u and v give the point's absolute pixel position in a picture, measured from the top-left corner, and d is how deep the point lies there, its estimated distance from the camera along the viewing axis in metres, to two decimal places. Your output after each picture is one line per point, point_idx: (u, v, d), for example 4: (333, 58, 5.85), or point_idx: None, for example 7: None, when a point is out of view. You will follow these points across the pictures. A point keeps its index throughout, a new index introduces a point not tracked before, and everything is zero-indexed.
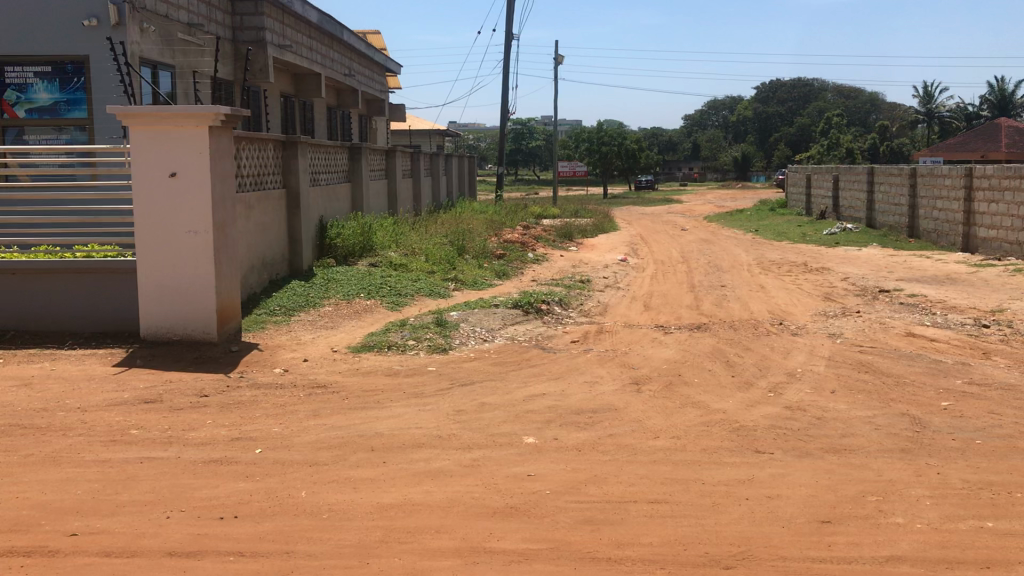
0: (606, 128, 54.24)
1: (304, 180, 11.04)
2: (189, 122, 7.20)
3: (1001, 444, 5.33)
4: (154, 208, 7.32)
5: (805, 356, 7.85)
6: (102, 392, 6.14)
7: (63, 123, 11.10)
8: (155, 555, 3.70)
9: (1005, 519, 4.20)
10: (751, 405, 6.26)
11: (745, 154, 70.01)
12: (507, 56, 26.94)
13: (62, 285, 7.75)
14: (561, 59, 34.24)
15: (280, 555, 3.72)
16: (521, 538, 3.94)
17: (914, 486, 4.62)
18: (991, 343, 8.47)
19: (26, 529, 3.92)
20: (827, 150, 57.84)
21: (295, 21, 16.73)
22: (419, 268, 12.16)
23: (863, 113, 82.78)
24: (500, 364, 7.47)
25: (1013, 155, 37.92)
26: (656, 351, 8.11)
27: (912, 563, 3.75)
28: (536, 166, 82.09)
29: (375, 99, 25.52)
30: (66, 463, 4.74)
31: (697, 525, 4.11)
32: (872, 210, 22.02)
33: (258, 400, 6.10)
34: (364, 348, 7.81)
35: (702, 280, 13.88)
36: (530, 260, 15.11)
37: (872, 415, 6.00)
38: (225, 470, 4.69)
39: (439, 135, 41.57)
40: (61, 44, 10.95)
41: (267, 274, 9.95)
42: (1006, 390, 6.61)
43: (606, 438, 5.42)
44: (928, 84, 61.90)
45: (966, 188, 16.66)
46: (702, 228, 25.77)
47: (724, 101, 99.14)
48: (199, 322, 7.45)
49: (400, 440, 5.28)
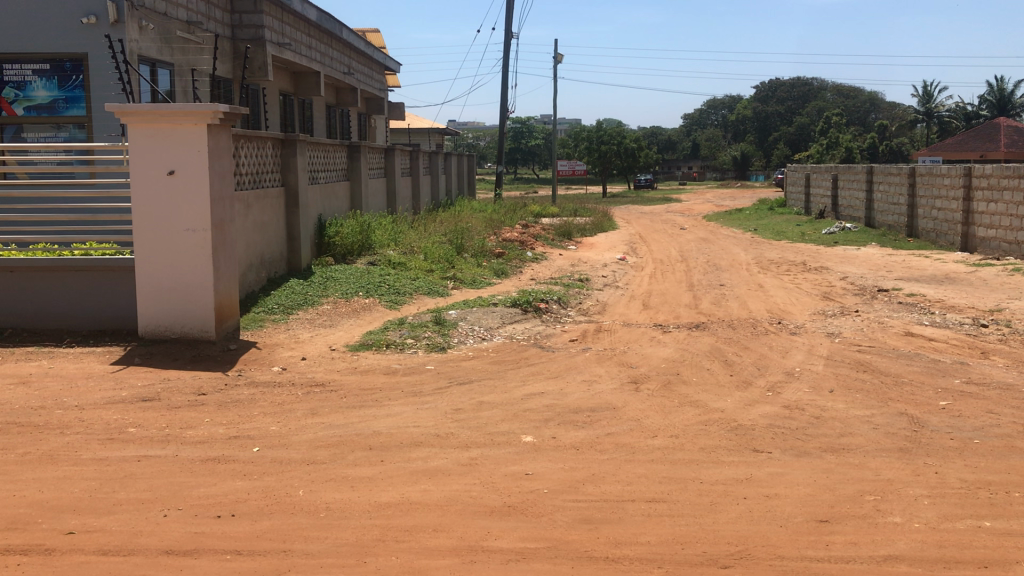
0: (605, 127, 54.14)
1: (303, 178, 11.02)
2: (188, 120, 7.18)
3: (998, 444, 5.33)
4: (152, 207, 7.31)
5: (803, 356, 7.85)
6: (99, 390, 6.12)
7: (62, 120, 11.07)
8: (152, 554, 3.69)
9: (1003, 518, 4.20)
10: (749, 404, 6.25)
11: (744, 153, 69.96)
12: (506, 56, 26.95)
13: (62, 284, 7.74)
14: (561, 58, 34.22)
15: (277, 554, 3.71)
16: (519, 537, 3.93)
17: (913, 486, 4.61)
18: (989, 343, 8.48)
19: (22, 527, 3.91)
20: (827, 150, 57.72)
21: (295, 19, 16.73)
22: (417, 266, 12.12)
23: (863, 113, 82.76)
24: (499, 363, 7.44)
25: (1012, 155, 37.90)
26: (655, 350, 8.09)
27: (910, 562, 3.75)
28: (535, 165, 81.90)
29: (374, 97, 25.50)
30: (64, 461, 4.73)
31: (695, 524, 4.11)
32: (871, 209, 22.00)
33: (255, 399, 6.10)
34: (363, 347, 7.79)
35: (700, 279, 13.87)
36: (529, 259, 15.09)
37: (870, 415, 6.00)
38: (223, 469, 4.69)
39: (438, 133, 41.60)
40: (61, 42, 10.95)
41: (265, 273, 9.94)
42: (1004, 390, 6.61)
43: (605, 437, 5.41)
44: (928, 84, 60.06)
45: (966, 188, 16.63)
46: (702, 228, 25.74)
47: (724, 101, 99.06)
48: (198, 321, 7.44)
49: (398, 439, 5.27)
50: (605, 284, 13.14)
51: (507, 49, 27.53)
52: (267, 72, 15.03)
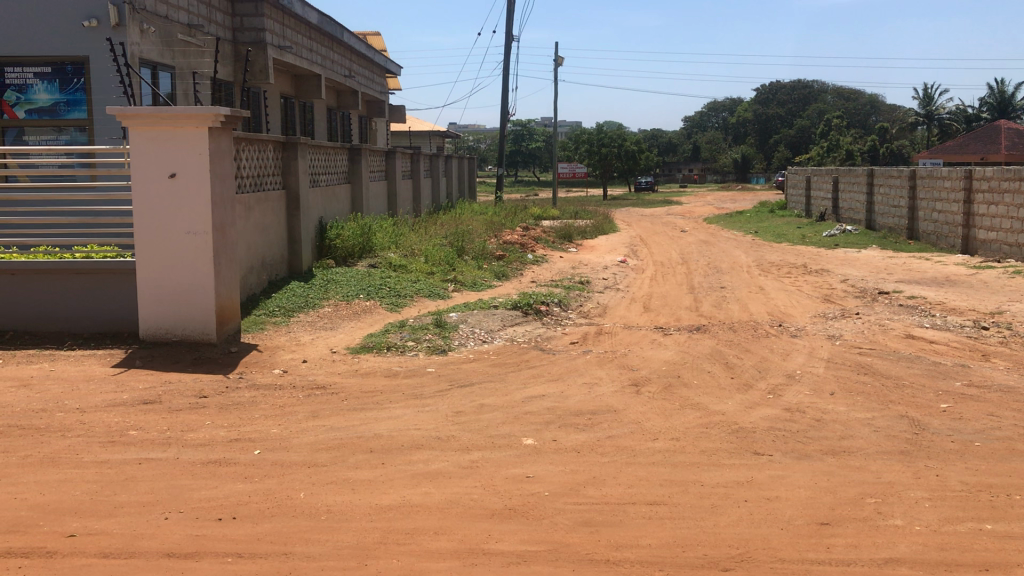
0: (605, 130, 54.15)
1: (304, 180, 11.04)
2: (188, 123, 7.20)
3: (999, 446, 5.34)
4: (153, 210, 7.33)
5: (804, 358, 7.85)
6: (101, 393, 6.13)
7: (63, 123, 11.11)
8: (153, 556, 3.69)
9: (1004, 521, 4.20)
10: (750, 407, 6.26)
11: (745, 156, 70.09)
12: (506, 59, 27.15)
13: (62, 286, 7.75)
14: (561, 61, 34.24)
15: (278, 556, 3.71)
16: (520, 540, 3.94)
17: (914, 489, 4.61)
18: (991, 345, 8.48)
19: (23, 530, 3.91)
20: (828, 152, 57.69)
21: (296, 22, 16.75)
22: (418, 269, 12.13)
23: (863, 115, 82.84)
24: (500, 365, 7.45)
25: (1012, 157, 37.96)
26: (656, 352, 8.10)
27: (910, 565, 3.75)
28: (536, 168, 81.93)
29: (375, 100, 25.55)
30: (65, 464, 4.74)
31: (696, 527, 4.11)
32: (871, 212, 22.01)
33: (256, 401, 6.10)
34: (364, 349, 7.80)
35: (701, 282, 13.86)
36: (530, 262, 15.11)
37: (871, 417, 6.00)
38: (224, 471, 4.69)
39: (438, 136, 41.70)
40: (63, 45, 10.97)
41: (265, 275, 9.95)
42: (1005, 392, 6.62)
43: (605, 440, 5.41)
44: (929, 87, 60.09)
45: (966, 190, 16.64)
46: (702, 230, 25.75)
47: (724, 103, 99.27)
48: (199, 323, 7.45)
49: (399, 441, 5.28)
50: (606, 286, 13.17)
51: (507, 51, 27.56)
52: (268, 74, 15.05)
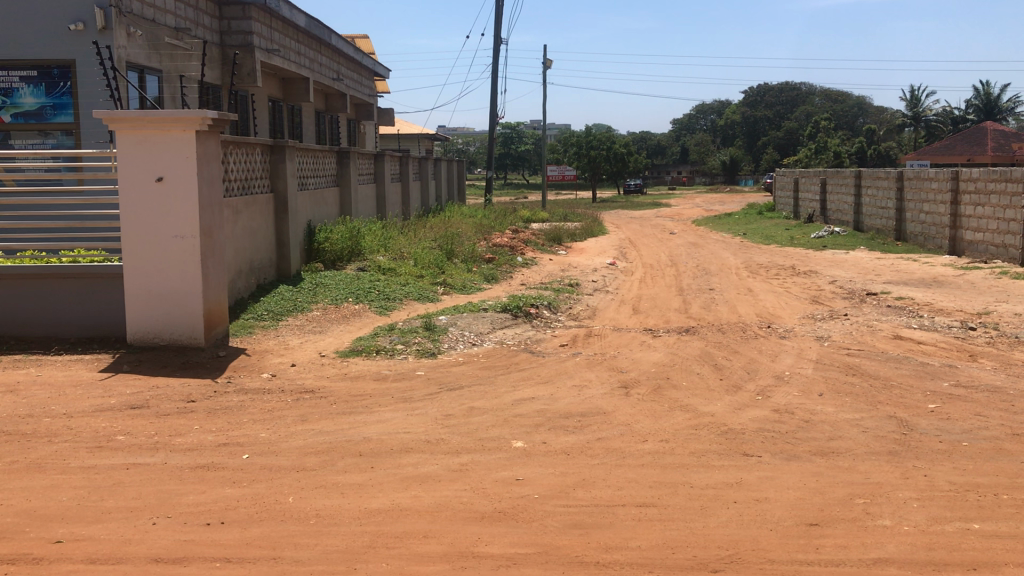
0: (594, 133, 54.05)
1: (292, 183, 11.01)
2: (176, 126, 7.15)
3: (986, 446, 5.38)
4: (141, 213, 7.28)
5: (792, 360, 7.88)
6: (88, 398, 6.08)
7: (50, 127, 11.10)
8: (141, 562, 3.67)
9: (991, 520, 4.23)
10: (739, 408, 6.27)
11: (733, 158, 70.40)
12: (495, 65, 27.33)
13: (50, 292, 7.69)
14: (550, 62, 33.72)
15: (267, 561, 3.70)
16: (509, 543, 3.93)
17: (902, 489, 4.64)
18: (978, 345, 8.55)
19: (9, 536, 3.87)
20: (815, 154, 57.93)
21: (285, 25, 16.74)
22: (407, 272, 12.10)
23: (850, 117, 83.40)
24: (489, 368, 7.45)
25: (998, 158, 38.21)
26: (644, 355, 8.08)
27: (899, 565, 3.77)
28: (524, 170, 81.59)
29: (363, 103, 25.50)
30: (52, 470, 4.69)
31: (684, 528, 4.12)
32: (859, 213, 22.10)
33: (245, 406, 6.07)
34: (353, 353, 7.78)
35: (690, 284, 13.85)
36: (519, 264, 15.05)
37: (860, 417, 6.04)
38: (213, 476, 4.67)
39: (426, 138, 41.50)
40: (49, 50, 10.90)
41: (253, 278, 9.90)
42: (992, 392, 6.66)
43: (595, 442, 5.41)
44: (915, 89, 60.31)
45: (953, 191, 16.77)
46: (690, 233, 25.73)
47: (712, 105, 99.61)
48: (187, 326, 7.42)
49: (388, 445, 5.26)
50: (595, 288, 13.20)
51: (495, 54, 27.47)
52: (255, 78, 15.06)
